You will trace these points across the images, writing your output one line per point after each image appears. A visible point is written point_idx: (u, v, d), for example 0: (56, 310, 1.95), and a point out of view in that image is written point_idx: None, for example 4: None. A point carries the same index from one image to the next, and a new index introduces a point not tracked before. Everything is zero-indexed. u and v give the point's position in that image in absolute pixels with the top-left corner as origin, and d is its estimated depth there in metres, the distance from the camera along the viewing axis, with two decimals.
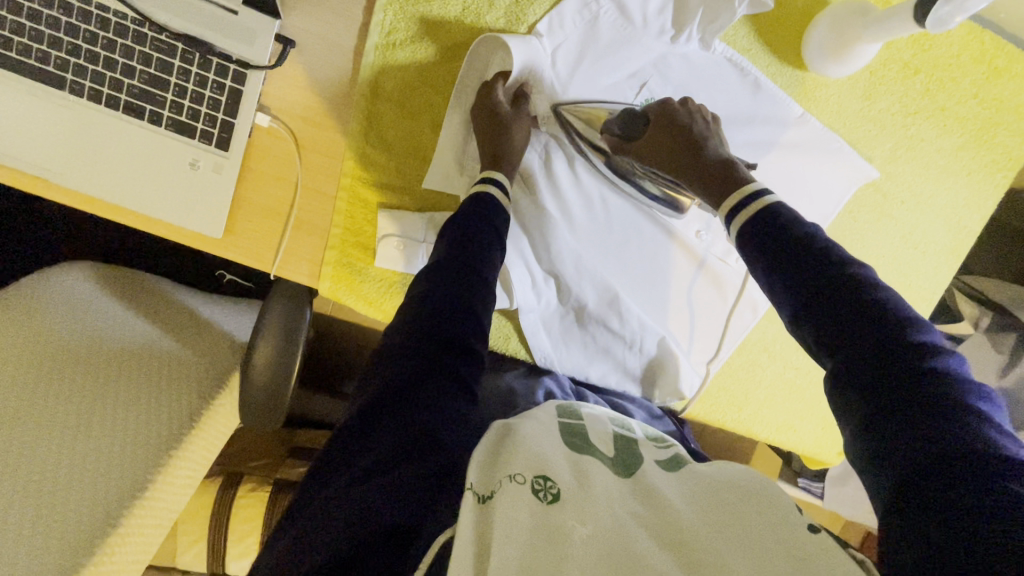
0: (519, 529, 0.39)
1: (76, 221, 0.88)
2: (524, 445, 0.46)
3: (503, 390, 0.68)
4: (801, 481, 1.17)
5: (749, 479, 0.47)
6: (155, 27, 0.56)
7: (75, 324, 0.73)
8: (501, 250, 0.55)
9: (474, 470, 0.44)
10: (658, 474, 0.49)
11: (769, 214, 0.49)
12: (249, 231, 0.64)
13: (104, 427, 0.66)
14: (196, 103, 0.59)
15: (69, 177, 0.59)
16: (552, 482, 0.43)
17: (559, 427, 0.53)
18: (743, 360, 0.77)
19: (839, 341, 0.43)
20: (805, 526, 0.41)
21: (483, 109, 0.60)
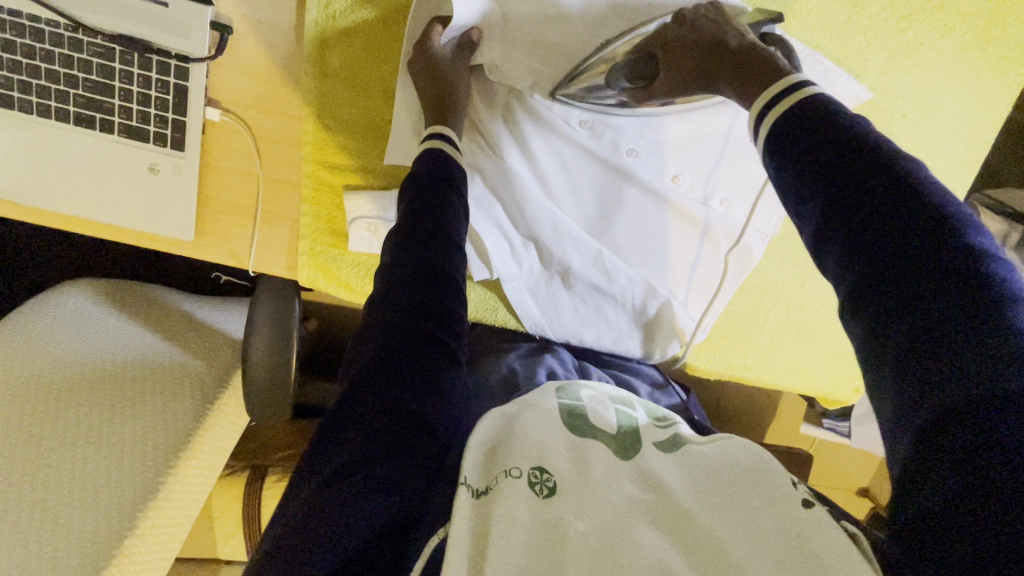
0: (517, 526, 0.39)
1: (67, 240, 0.89)
2: (520, 437, 0.46)
3: (503, 373, 0.67)
4: (827, 422, 1.17)
5: (748, 448, 0.47)
6: (88, 31, 0.54)
7: (78, 341, 0.75)
8: (465, 211, 0.53)
9: (469, 464, 0.43)
10: (656, 451, 0.48)
11: (807, 103, 0.41)
12: (220, 229, 0.64)
13: (114, 437, 0.68)
14: (144, 106, 0.57)
15: (37, 197, 0.60)
16: (548, 474, 0.43)
17: (560, 408, 0.51)
18: (744, 305, 0.74)
19: (868, 256, 0.36)
20: (800, 496, 0.41)
21: (428, 74, 0.56)
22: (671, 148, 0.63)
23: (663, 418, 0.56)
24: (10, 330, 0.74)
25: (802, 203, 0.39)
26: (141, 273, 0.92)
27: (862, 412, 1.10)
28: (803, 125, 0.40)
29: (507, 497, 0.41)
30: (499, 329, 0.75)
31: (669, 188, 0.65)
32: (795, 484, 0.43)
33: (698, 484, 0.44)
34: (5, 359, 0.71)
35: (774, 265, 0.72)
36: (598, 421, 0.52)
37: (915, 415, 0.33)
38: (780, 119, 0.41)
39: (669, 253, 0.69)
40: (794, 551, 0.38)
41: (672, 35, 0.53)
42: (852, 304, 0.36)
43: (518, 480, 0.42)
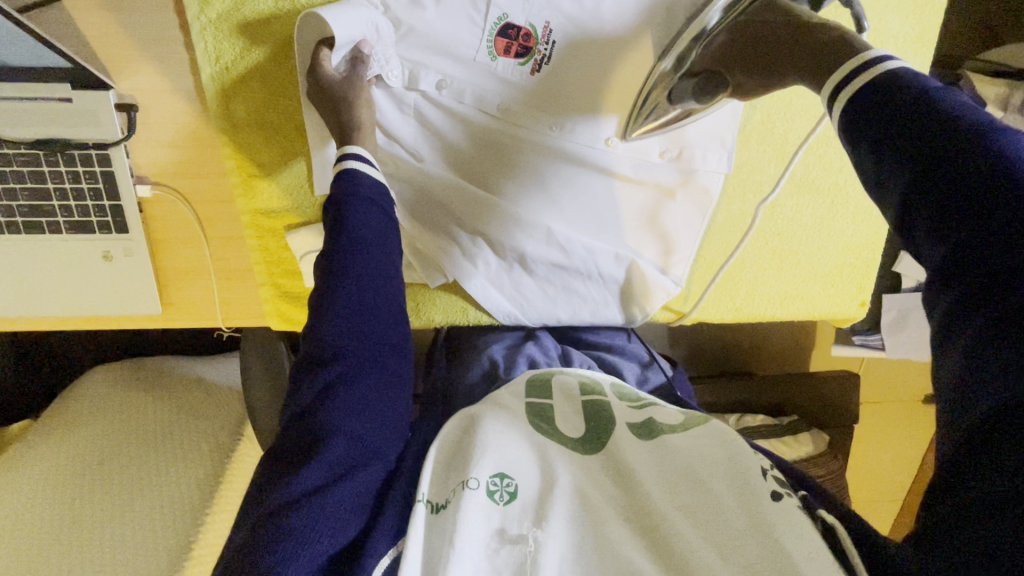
0: (474, 539, 0.42)
1: (74, 333, 0.94)
2: (482, 445, 0.46)
3: (485, 365, 0.66)
4: (857, 339, 1.07)
5: (720, 441, 0.47)
6: (11, 144, 0.57)
7: (99, 427, 0.80)
8: (397, 238, 0.54)
9: (431, 478, 0.47)
10: (628, 442, 0.49)
11: (890, 81, 0.38)
12: (183, 297, 0.66)
13: (146, 506, 0.74)
14: (81, 200, 0.60)
15: (13, 306, 0.64)
16: (509, 480, 0.45)
17: (526, 408, 0.52)
18: (716, 247, 0.70)
19: (958, 229, 0.34)
20: (771, 495, 0.42)
21: (326, 98, 0.55)
22: (602, 108, 0.60)
23: (636, 399, 0.56)
24: (44, 428, 0.81)
25: (885, 174, 0.37)
26: (149, 349, 0.97)
27: (890, 322, 1.04)
28: (884, 94, 0.38)
29: (465, 511, 0.42)
30: (474, 326, 0.74)
31: (610, 149, 0.63)
32: (764, 478, 0.44)
33: (666, 478, 0.46)
34: (41, 454, 0.77)
35: (738, 197, 0.68)
36: (568, 412, 0.52)
37: (983, 399, 0.32)
38: (852, 99, 0.39)
39: (627, 216, 0.66)
40: (765, 555, 0.39)
41: (733, 46, 0.53)
42: (942, 275, 0.35)
43: (475, 491, 0.43)
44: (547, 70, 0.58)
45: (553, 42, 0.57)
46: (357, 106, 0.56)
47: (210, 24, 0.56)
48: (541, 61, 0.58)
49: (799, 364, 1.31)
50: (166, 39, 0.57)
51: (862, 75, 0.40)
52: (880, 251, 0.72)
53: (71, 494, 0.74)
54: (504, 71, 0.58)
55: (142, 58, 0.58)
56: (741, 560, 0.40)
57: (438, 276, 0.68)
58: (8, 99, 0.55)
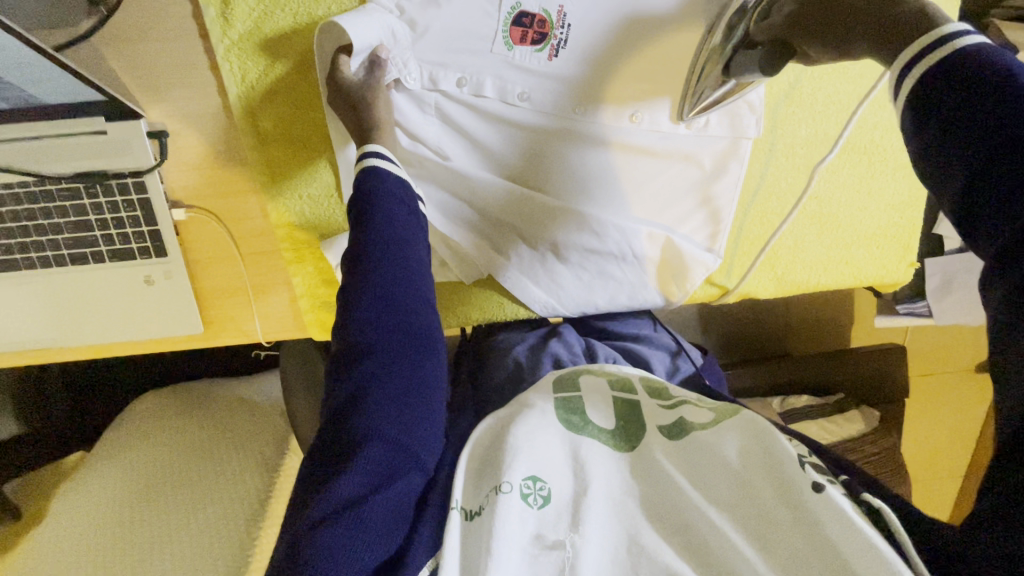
0: (512, 552, 0.42)
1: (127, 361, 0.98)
2: (513, 448, 0.46)
3: (510, 366, 0.66)
4: (902, 308, 1.03)
5: (755, 426, 0.47)
6: (53, 180, 0.59)
7: (153, 450, 0.82)
8: (421, 240, 0.54)
9: (462, 486, 0.47)
10: (659, 441, 0.48)
11: (971, 62, 0.35)
12: (222, 315, 0.67)
13: (202, 523, 0.75)
14: (121, 228, 0.62)
15: (63, 338, 0.66)
16: (542, 483, 0.44)
17: (554, 402, 0.51)
18: (752, 217, 0.69)
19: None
20: (810, 486, 0.41)
21: (342, 101, 0.56)
22: (624, 86, 0.61)
23: (669, 398, 0.54)
24: (99, 457, 0.83)
25: (950, 167, 0.36)
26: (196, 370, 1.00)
27: (934, 287, 1.00)
28: (964, 70, 0.35)
29: (501, 517, 0.42)
30: (492, 325, 0.75)
31: (636, 126, 0.63)
32: (802, 468, 0.42)
33: (699, 473, 0.45)
34: (100, 481, 0.79)
35: (770, 164, 0.67)
36: (597, 403, 0.52)
37: None
38: (915, 86, 0.38)
39: (658, 192, 0.66)
40: (808, 551, 0.40)
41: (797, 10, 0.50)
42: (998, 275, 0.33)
43: (509, 496, 0.43)
44: (565, 54, 0.59)
45: (568, 26, 0.58)
46: (378, 110, 0.56)
47: (233, 46, 0.57)
48: (557, 45, 0.59)
49: (835, 339, 1.28)
50: (191, 65, 0.59)
51: (937, 52, 0.37)
52: (922, 207, 0.69)
53: (130, 518, 0.75)
54: (521, 60, 0.58)
55: (170, 86, 0.59)
56: (786, 556, 0.40)
57: (475, 270, 0.68)
58: (48, 136, 0.57)
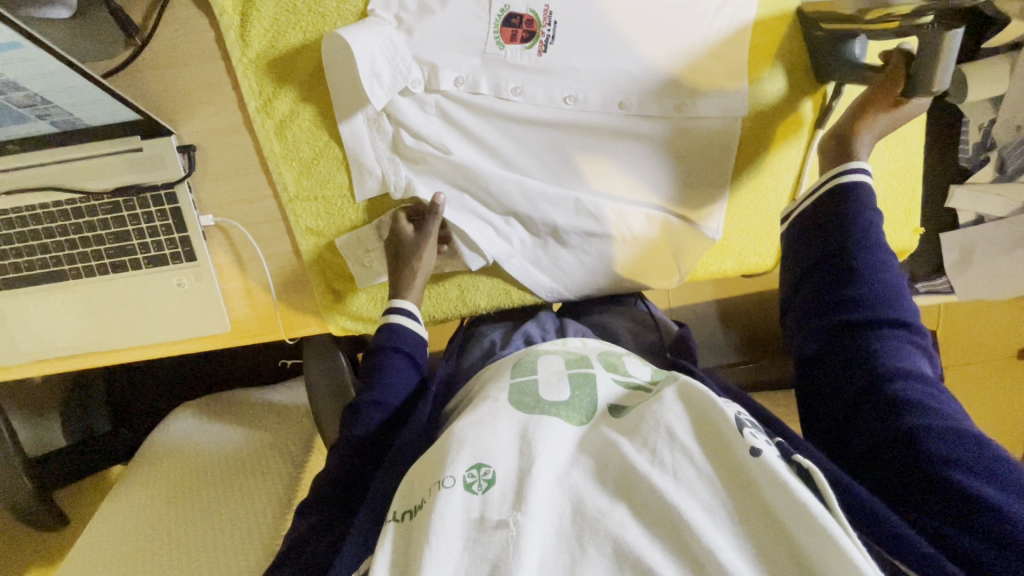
0: (456, 533, 0.42)
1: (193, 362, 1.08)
2: (458, 441, 0.48)
3: (485, 345, 0.70)
4: (922, 286, 1.02)
5: (688, 395, 0.49)
6: (96, 195, 0.65)
7: (187, 459, 0.86)
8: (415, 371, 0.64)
9: (398, 498, 0.49)
10: (606, 420, 0.51)
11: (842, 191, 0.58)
12: (248, 313, 0.72)
13: (227, 523, 0.78)
14: (155, 236, 0.67)
15: (104, 342, 0.71)
16: (485, 468, 0.45)
17: (508, 391, 0.55)
18: (746, 193, 0.71)
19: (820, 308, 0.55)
20: (746, 451, 0.43)
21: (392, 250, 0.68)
22: (613, 75, 0.64)
23: (622, 374, 0.60)
24: (139, 464, 0.88)
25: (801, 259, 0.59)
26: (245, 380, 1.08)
27: (954, 262, 0.98)
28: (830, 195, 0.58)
29: (441, 508, 0.43)
30: (477, 316, 0.76)
31: (626, 112, 0.65)
32: (739, 436, 0.44)
33: (642, 437, 0.46)
34: (141, 485, 0.84)
35: (761, 141, 0.69)
36: (552, 379, 0.57)
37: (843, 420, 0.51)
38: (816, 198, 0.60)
39: (650, 175, 0.68)
40: (750, 512, 0.42)
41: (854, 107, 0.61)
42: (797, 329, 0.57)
43: (451, 489, 0.44)
44: (553, 49, 0.63)
45: (555, 23, 0.62)
46: (419, 263, 0.68)
47: (251, 65, 0.64)
48: (546, 42, 0.63)
49: None
50: (215, 84, 0.65)
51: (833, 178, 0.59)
52: (921, 171, 0.70)
53: (165, 520, 0.80)
54: (513, 58, 0.63)
55: (196, 104, 0.65)
56: (728, 520, 0.41)
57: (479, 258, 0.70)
58: (93, 156, 0.64)
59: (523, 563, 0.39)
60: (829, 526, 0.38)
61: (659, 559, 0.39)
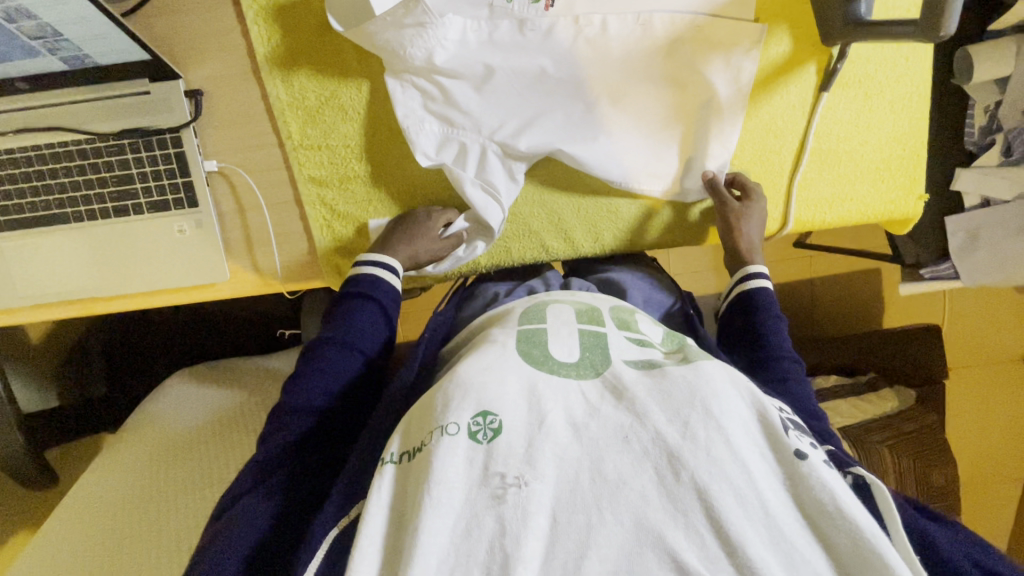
0: (456, 481, 0.43)
1: (168, 319, 1.03)
2: (463, 384, 0.47)
3: (489, 296, 0.74)
4: (927, 272, 1.00)
5: (731, 380, 0.49)
6: (102, 137, 0.66)
7: (182, 425, 0.85)
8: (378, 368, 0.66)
9: (395, 439, 0.49)
10: (626, 369, 0.50)
11: (752, 295, 0.67)
12: (247, 264, 0.71)
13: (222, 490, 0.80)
14: (158, 179, 0.67)
15: (100, 288, 0.70)
16: (492, 417, 0.45)
17: (518, 340, 0.53)
18: (752, 154, 0.70)
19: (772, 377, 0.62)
20: (793, 454, 0.45)
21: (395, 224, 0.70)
22: (618, 31, 0.65)
23: (635, 333, 0.58)
24: (130, 423, 0.87)
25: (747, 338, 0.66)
26: (227, 348, 1.04)
27: (959, 245, 0.96)
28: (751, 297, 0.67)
29: (443, 455, 0.43)
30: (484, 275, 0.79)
31: (640, 73, 0.67)
32: (787, 438, 0.46)
33: (675, 409, 0.46)
34: (131, 445, 0.83)
35: (766, 100, 0.68)
36: (563, 331, 0.55)
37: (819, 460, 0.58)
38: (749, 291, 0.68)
39: (644, 126, 0.68)
40: (786, 506, 0.44)
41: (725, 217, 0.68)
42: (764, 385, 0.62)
43: (456, 436, 0.44)
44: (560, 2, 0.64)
45: None
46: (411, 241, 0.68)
47: (257, 8, 0.65)
48: None
49: None
50: (224, 30, 0.66)
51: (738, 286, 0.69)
52: (926, 138, 0.70)
53: (157, 484, 0.80)
54: (520, 10, 0.64)
55: (205, 51, 0.66)
56: (764, 510, 0.43)
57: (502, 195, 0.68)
58: (101, 98, 0.65)
59: (531, 527, 0.41)
60: (876, 541, 0.41)
61: (680, 538, 0.42)
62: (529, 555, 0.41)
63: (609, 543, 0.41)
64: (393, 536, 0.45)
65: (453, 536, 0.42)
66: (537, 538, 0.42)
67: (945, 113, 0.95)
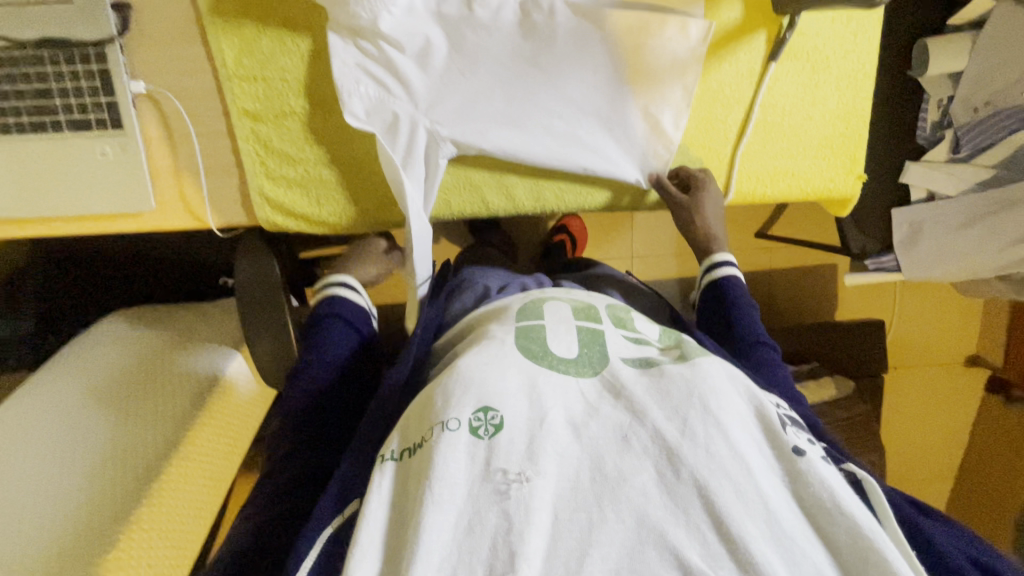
0: (459, 476, 0.43)
1: (101, 254, 1.00)
2: (463, 379, 0.47)
3: (479, 287, 0.77)
4: (871, 264, 1.02)
5: (729, 378, 0.50)
6: (17, 44, 0.61)
7: (102, 361, 0.79)
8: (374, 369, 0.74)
9: (397, 436, 0.49)
10: (625, 368, 0.51)
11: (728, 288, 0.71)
12: (178, 196, 0.69)
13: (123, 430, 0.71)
14: (81, 97, 0.63)
15: (15, 208, 0.66)
16: (493, 413, 0.45)
17: (516, 337, 0.54)
18: (698, 121, 0.70)
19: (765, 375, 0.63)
20: (792, 451, 0.46)
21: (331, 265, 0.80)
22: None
23: (631, 331, 0.59)
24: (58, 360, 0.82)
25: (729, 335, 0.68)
26: (166, 293, 1.01)
27: (903, 239, 0.99)
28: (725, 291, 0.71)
29: (444, 451, 0.43)
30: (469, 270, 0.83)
31: (591, 39, 0.65)
32: (783, 434, 0.47)
33: (673, 406, 0.46)
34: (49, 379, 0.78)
35: (714, 69, 0.68)
36: (560, 330, 0.56)
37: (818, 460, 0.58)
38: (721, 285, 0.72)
39: (590, 97, 0.68)
40: (786, 505, 0.44)
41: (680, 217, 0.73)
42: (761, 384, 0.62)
43: (457, 431, 0.44)
44: None
45: None
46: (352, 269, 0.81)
47: None
48: None
49: None
50: None
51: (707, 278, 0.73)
52: (868, 117, 0.71)
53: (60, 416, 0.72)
54: None
55: None
56: (766, 508, 0.43)
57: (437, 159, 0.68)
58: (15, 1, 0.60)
59: (534, 523, 0.41)
60: (877, 540, 0.41)
61: (683, 535, 0.41)
62: (532, 551, 0.40)
63: (611, 541, 0.41)
64: (395, 534, 0.44)
65: (456, 534, 0.41)
66: (540, 536, 0.41)
67: (901, 106, 0.96)
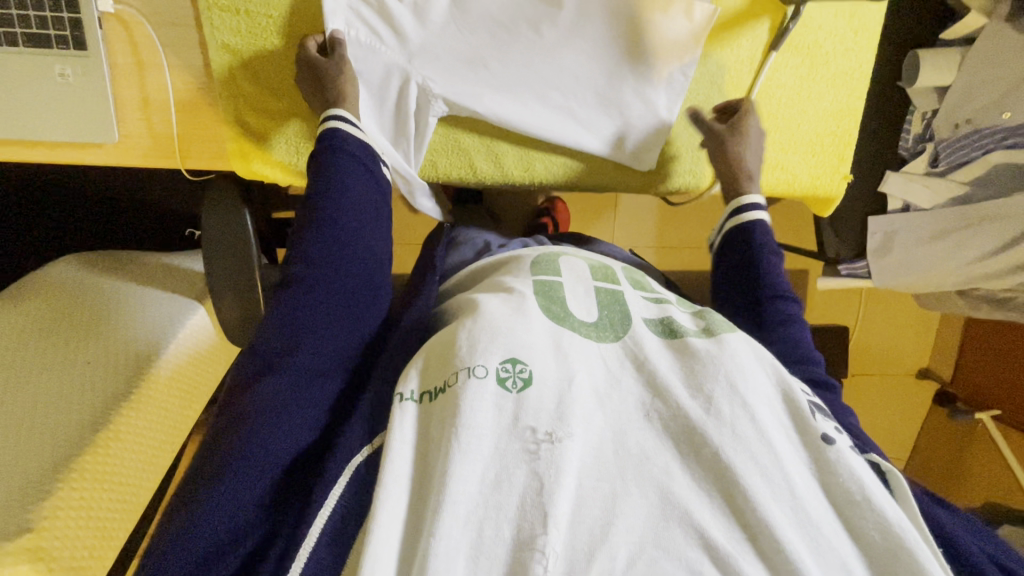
0: (485, 432, 0.40)
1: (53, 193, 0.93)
2: (490, 325, 0.46)
3: (478, 244, 0.75)
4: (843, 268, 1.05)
5: (755, 357, 0.48)
6: None
7: (51, 302, 0.73)
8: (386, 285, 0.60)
9: (415, 376, 0.47)
10: (650, 333, 0.50)
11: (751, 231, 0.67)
12: (145, 129, 0.64)
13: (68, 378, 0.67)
14: (39, 9, 0.57)
15: None
16: (522, 366, 0.43)
17: (537, 291, 0.53)
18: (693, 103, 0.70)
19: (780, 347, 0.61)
20: (821, 438, 0.43)
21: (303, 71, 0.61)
22: None
23: (650, 293, 0.59)
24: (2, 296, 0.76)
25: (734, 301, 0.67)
26: (123, 240, 0.95)
27: (876, 247, 1.01)
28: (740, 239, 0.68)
29: (471, 398, 0.41)
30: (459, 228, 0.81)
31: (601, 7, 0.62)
32: (814, 421, 0.44)
33: (698, 384, 0.45)
34: None
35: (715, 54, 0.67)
36: (579, 290, 0.55)
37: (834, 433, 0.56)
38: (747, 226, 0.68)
39: (588, 69, 0.66)
40: (813, 492, 0.42)
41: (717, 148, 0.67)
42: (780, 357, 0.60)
43: (485, 380, 0.42)
44: None
45: None
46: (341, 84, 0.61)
47: None
48: None
49: None
50: None
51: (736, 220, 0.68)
52: (859, 118, 0.72)
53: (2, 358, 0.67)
54: None
55: None
56: (795, 497, 0.40)
57: (426, 117, 0.65)
58: None
59: (564, 484, 0.38)
60: (908, 537, 0.39)
61: (709, 517, 0.39)
62: (560, 518, 0.37)
63: (636, 516, 0.38)
64: (418, 485, 0.42)
65: (481, 489, 0.39)
66: (567, 499, 0.38)
67: (888, 114, 0.98)
